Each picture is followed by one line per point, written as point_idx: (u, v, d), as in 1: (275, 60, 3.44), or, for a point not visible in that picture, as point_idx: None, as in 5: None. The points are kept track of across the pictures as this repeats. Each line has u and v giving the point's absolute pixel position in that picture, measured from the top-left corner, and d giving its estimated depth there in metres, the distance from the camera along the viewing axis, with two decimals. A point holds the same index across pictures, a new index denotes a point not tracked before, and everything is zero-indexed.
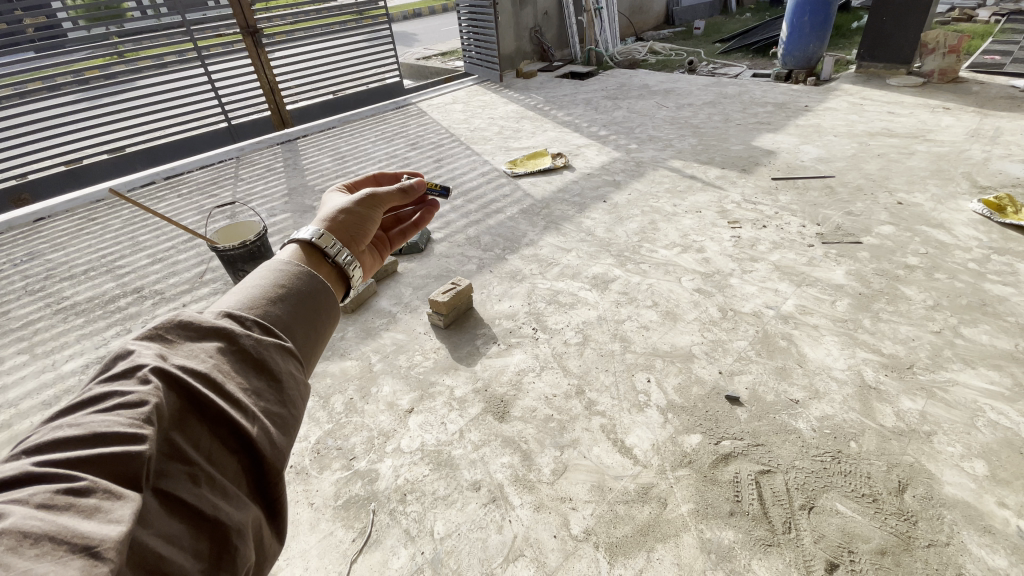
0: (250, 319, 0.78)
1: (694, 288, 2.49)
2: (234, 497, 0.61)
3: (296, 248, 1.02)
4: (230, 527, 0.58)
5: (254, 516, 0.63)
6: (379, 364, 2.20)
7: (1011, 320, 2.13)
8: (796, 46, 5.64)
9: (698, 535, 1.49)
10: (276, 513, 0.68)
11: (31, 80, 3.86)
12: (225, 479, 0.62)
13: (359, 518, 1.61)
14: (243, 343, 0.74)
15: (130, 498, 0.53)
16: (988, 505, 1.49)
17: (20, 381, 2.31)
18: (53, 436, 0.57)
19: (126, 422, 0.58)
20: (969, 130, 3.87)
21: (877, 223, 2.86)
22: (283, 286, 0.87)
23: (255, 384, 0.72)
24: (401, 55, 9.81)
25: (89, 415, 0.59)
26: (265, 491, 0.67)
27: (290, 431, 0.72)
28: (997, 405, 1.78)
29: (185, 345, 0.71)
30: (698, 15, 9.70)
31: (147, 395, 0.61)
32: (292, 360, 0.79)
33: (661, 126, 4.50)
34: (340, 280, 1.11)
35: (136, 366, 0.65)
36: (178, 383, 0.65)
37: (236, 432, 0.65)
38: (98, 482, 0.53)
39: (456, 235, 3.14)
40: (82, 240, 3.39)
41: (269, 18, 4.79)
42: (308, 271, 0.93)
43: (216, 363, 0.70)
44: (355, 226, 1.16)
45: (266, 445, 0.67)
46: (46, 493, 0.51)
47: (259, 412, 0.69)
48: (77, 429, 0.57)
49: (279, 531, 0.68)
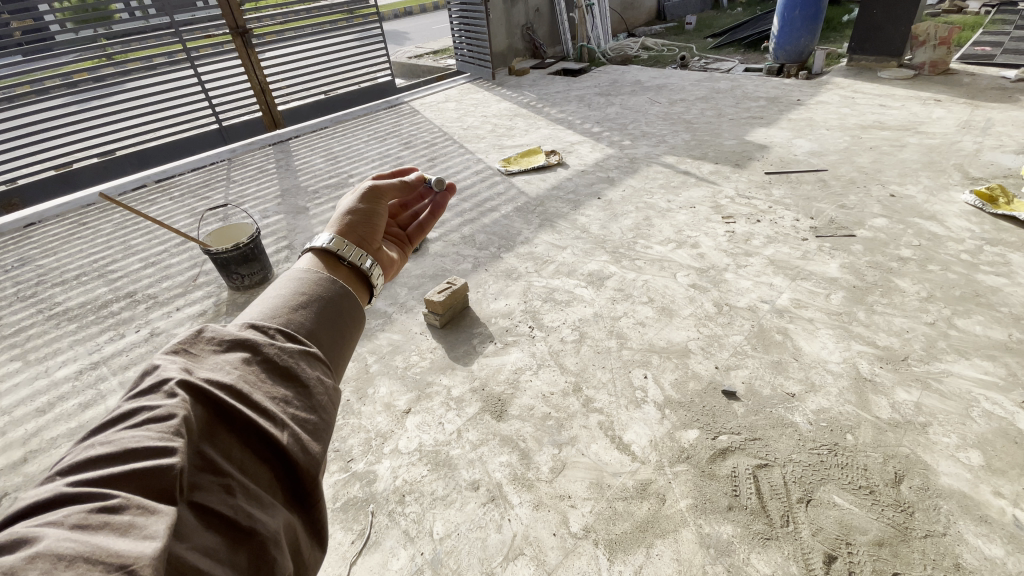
0: (274, 327, 0.79)
1: (688, 284, 2.50)
2: (269, 507, 0.60)
3: (311, 255, 1.03)
4: (266, 536, 0.57)
5: (289, 525, 0.63)
6: (375, 365, 2.19)
7: (1005, 310, 2.14)
8: (787, 40, 5.65)
9: (697, 529, 1.49)
10: (314, 520, 0.68)
11: (20, 85, 3.82)
12: (259, 489, 0.62)
13: (358, 520, 1.60)
14: (267, 353, 0.74)
15: (164, 512, 0.52)
16: (984, 495, 1.50)
17: (13, 388, 2.29)
18: (85, 455, 0.57)
19: (156, 435, 0.58)
20: (960, 122, 3.89)
21: (869, 216, 2.87)
22: (305, 293, 0.88)
23: (283, 391, 0.72)
24: (393, 53, 9.76)
25: (118, 432, 0.59)
26: (302, 498, 0.67)
27: (323, 436, 0.72)
28: (991, 395, 1.79)
29: (209, 359, 0.71)
30: (690, 9, 9.68)
31: (174, 408, 0.61)
32: (319, 366, 0.79)
33: (654, 122, 4.50)
34: (362, 284, 1.11)
35: (163, 381, 0.65)
36: (205, 395, 0.64)
37: (267, 441, 0.65)
38: (131, 499, 0.52)
39: (451, 234, 3.13)
40: (74, 245, 3.36)
41: (259, 18, 4.76)
42: (327, 276, 0.94)
43: (242, 374, 0.70)
44: (365, 226, 1.16)
45: (299, 451, 0.67)
46: (79, 513, 0.50)
47: (289, 418, 0.69)
48: (108, 446, 0.57)
49: (319, 538, 0.68)
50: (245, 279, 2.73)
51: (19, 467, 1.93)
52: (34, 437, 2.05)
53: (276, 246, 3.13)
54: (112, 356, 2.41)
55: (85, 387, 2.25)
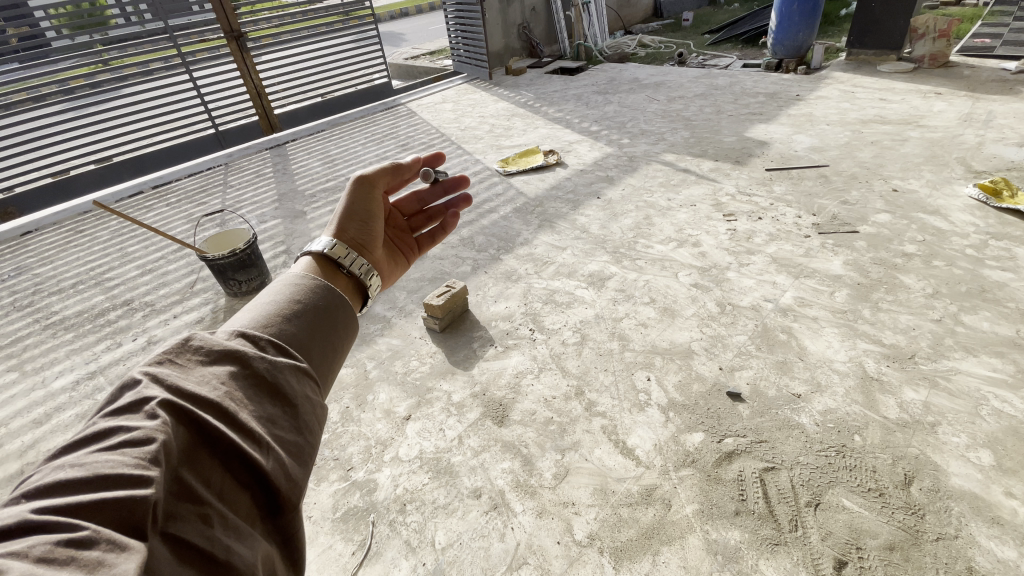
0: (264, 338, 0.76)
1: (691, 283, 2.46)
2: (249, 539, 0.58)
3: (309, 260, 1.00)
4: (243, 570, 0.54)
5: (267, 555, 0.60)
6: (374, 371, 2.17)
7: (1012, 306, 2.11)
8: (785, 35, 5.62)
9: (703, 536, 1.46)
10: (293, 550, 0.65)
11: (17, 91, 3.79)
12: (237, 517, 0.59)
13: (358, 530, 1.58)
14: (257, 366, 0.72)
15: (135, 548, 0.49)
16: (996, 496, 1.48)
17: (9, 400, 2.26)
18: (54, 478, 0.54)
19: (132, 462, 0.55)
20: (961, 115, 3.85)
21: (873, 211, 2.84)
22: (298, 302, 0.85)
23: (270, 411, 0.69)
24: (389, 56, 9.72)
25: (93, 454, 0.56)
26: (281, 524, 0.65)
27: (307, 460, 0.70)
28: (1001, 394, 1.76)
29: (196, 370, 0.68)
30: (686, 6, 9.64)
31: (154, 432, 0.58)
32: (308, 381, 0.77)
33: (653, 119, 4.47)
34: (359, 291, 1.09)
35: (143, 399, 0.62)
36: (189, 416, 0.62)
37: (250, 467, 0.62)
38: (101, 532, 0.49)
39: (450, 236, 3.11)
40: (71, 253, 3.33)
41: (255, 21, 4.73)
42: (322, 282, 0.91)
43: (228, 390, 0.67)
44: (364, 234, 1.15)
45: (281, 477, 0.64)
46: (45, 545, 0.47)
47: (274, 440, 0.67)
48: (82, 469, 0.55)
49: (296, 566, 0.66)
50: (242, 285, 2.70)
51: (15, 480, 1.90)
52: (32, 448, 2.03)
53: (273, 251, 3.09)
54: (109, 365, 2.38)
55: (82, 398, 2.22)
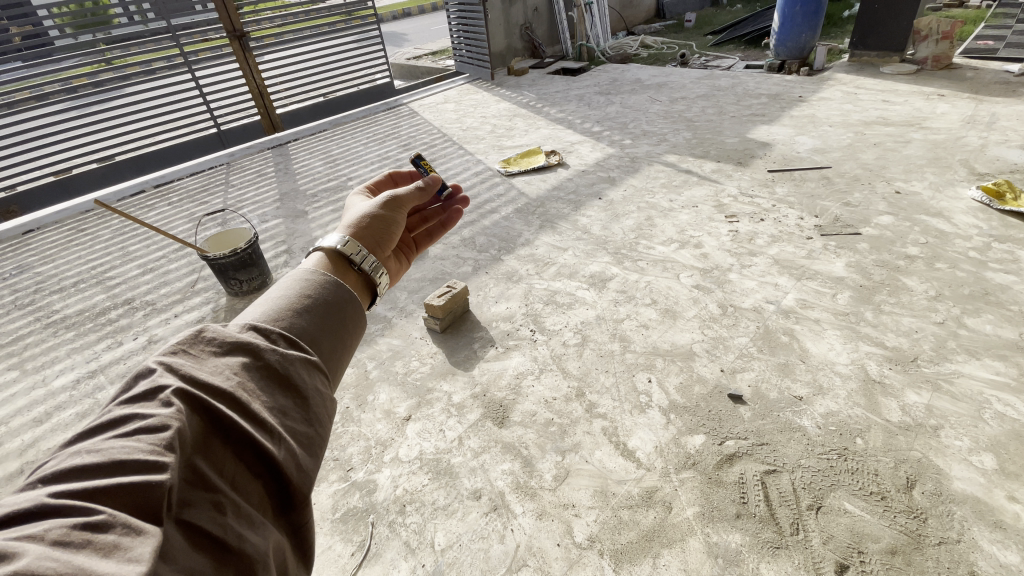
0: (276, 331, 0.76)
1: (692, 285, 2.46)
2: (261, 528, 0.57)
3: (322, 256, 1.00)
4: (255, 558, 0.54)
5: (278, 545, 0.60)
6: (375, 371, 2.17)
7: (1015, 309, 2.10)
8: (787, 37, 5.61)
9: (704, 539, 1.46)
10: (302, 540, 0.65)
11: (20, 90, 3.81)
12: (249, 505, 0.59)
13: (358, 531, 1.57)
14: (269, 358, 0.71)
15: (151, 533, 0.49)
16: (999, 501, 1.46)
17: (10, 399, 2.26)
18: (70, 464, 0.54)
19: (147, 448, 0.54)
20: (965, 117, 3.84)
21: (875, 213, 2.83)
22: (309, 296, 0.85)
23: (281, 402, 0.69)
24: (391, 56, 9.73)
25: (108, 440, 0.56)
26: (292, 516, 0.64)
27: (317, 452, 0.70)
28: (1003, 397, 1.75)
29: (209, 360, 0.68)
30: (689, 7, 9.62)
31: (169, 419, 0.57)
32: (318, 375, 0.76)
33: (655, 120, 4.46)
34: (366, 287, 1.09)
35: (158, 387, 0.62)
36: (202, 405, 0.61)
37: (262, 456, 0.62)
38: (117, 515, 0.49)
39: (450, 236, 3.10)
40: (72, 251, 3.33)
41: (257, 21, 4.73)
42: (331, 278, 0.91)
43: (241, 381, 0.66)
44: (380, 231, 1.14)
45: (292, 468, 0.64)
46: (62, 528, 0.47)
47: (286, 431, 0.66)
48: (97, 455, 0.54)
49: (305, 558, 0.65)
50: (243, 285, 2.69)
51: (14, 480, 1.90)
52: (32, 447, 2.03)
53: (273, 251, 3.09)
54: (109, 364, 2.38)
55: (82, 397, 2.22)
